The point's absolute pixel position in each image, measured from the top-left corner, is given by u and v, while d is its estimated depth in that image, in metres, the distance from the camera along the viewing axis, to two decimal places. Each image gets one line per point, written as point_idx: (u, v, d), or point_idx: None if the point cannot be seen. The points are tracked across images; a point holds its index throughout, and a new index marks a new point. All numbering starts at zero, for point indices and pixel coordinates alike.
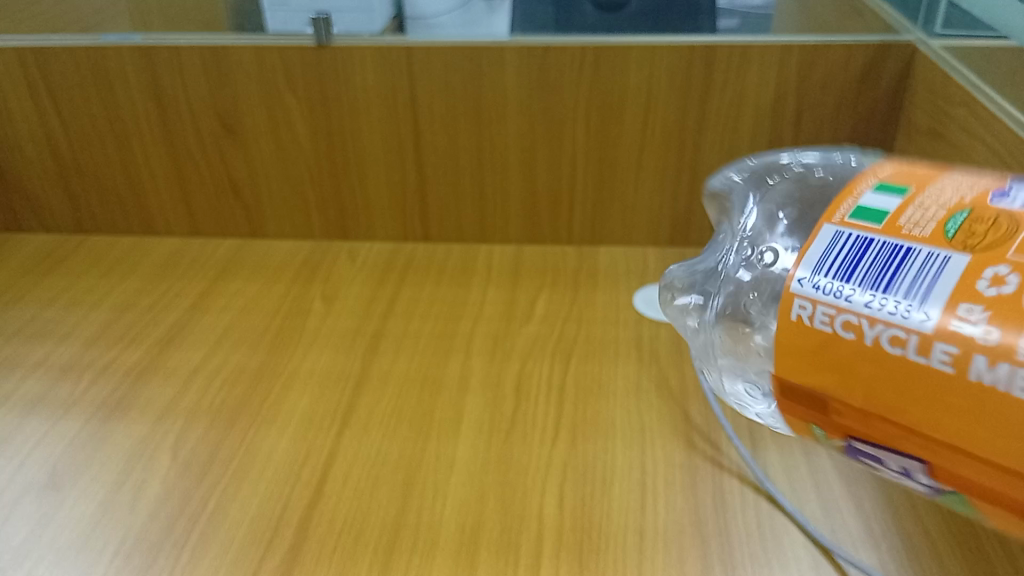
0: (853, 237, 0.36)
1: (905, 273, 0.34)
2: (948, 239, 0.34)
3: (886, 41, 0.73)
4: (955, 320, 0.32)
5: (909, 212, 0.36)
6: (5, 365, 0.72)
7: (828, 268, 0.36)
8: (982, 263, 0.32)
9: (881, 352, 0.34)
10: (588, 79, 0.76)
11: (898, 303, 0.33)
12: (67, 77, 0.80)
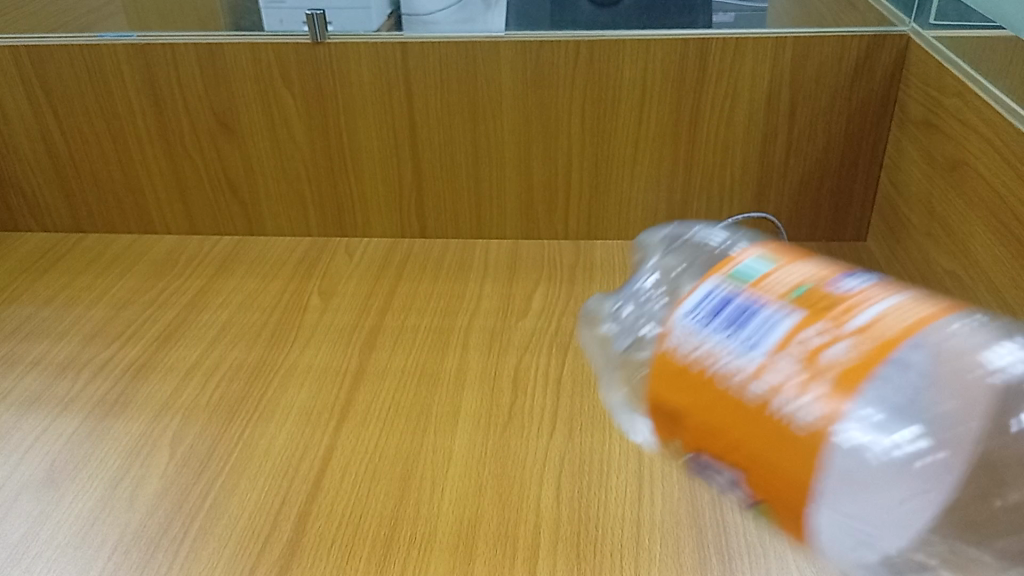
0: (718, 292, 0.37)
1: (755, 323, 0.35)
2: (789, 304, 0.35)
3: (880, 32, 0.74)
4: (777, 365, 0.33)
5: (774, 279, 0.37)
6: (3, 364, 0.73)
7: (698, 311, 0.37)
8: (808, 323, 0.34)
9: (717, 390, 0.35)
10: (582, 73, 0.76)
11: (731, 349, 0.35)
12: (64, 76, 0.80)
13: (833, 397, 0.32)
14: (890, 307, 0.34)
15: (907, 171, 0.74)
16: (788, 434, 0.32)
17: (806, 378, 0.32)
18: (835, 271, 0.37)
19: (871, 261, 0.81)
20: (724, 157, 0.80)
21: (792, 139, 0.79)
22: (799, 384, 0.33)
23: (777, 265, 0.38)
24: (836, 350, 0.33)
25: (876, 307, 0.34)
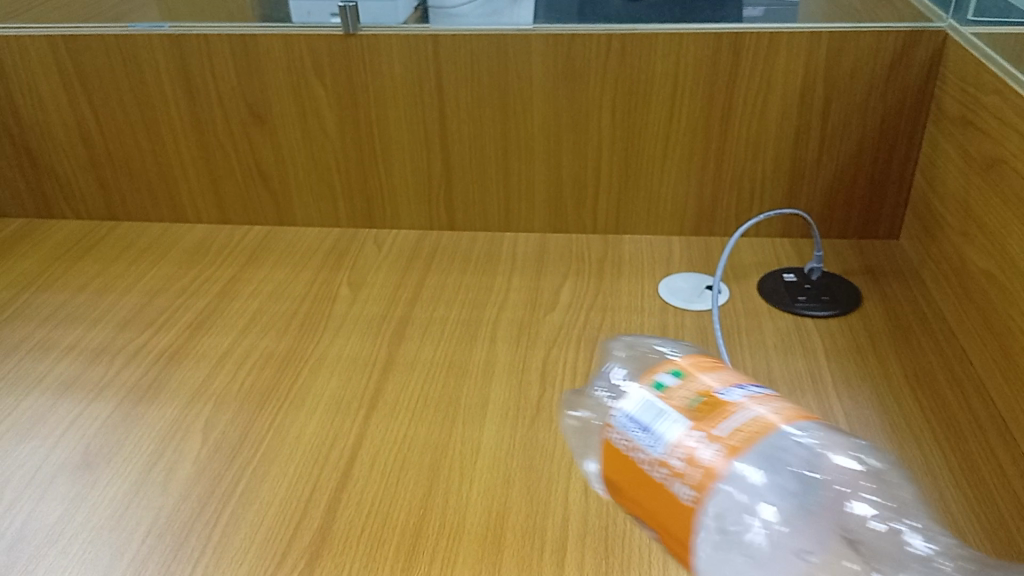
0: (639, 391, 0.41)
1: (663, 419, 0.39)
2: (689, 404, 0.39)
3: (916, 27, 0.73)
4: (670, 455, 0.37)
5: (683, 386, 0.40)
6: (39, 347, 0.74)
7: (627, 409, 0.40)
8: (697, 420, 0.38)
9: (633, 474, 0.39)
10: (614, 67, 0.76)
11: (641, 441, 0.39)
12: (100, 65, 0.81)
13: (704, 488, 0.36)
14: (763, 413, 0.38)
15: (942, 169, 0.73)
16: (681, 512, 0.36)
17: (687, 470, 0.36)
18: (733, 378, 0.41)
19: (904, 259, 0.80)
20: (756, 153, 0.79)
21: (826, 135, 0.78)
22: (687, 474, 0.36)
23: (689, 371, 0.41)
24: (718, 455, 0.36)
25: (757, 416, 0.38)
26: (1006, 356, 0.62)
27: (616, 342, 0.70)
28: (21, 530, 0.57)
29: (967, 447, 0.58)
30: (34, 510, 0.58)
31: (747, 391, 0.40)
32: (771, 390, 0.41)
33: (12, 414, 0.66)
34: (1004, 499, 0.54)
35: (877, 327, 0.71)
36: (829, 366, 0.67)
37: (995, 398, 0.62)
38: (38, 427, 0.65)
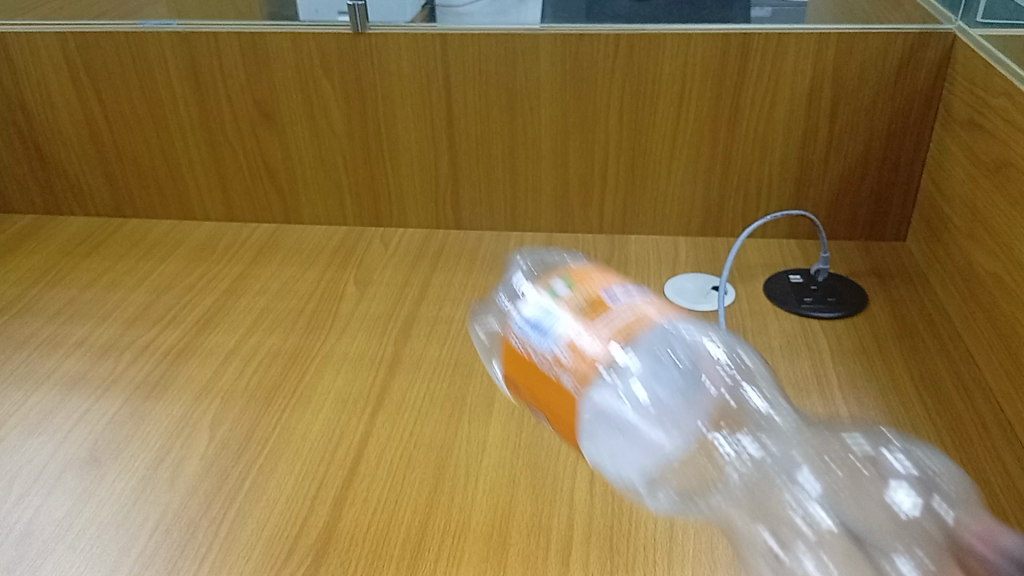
0: (536, 299, 0.45)
1: (553, 319, 0.43)
2: (577, 305, 0.43)
3: (925, 29, 0.73)
4: (556, 349, 0.42)
5: (574, 291, 0.44)
6: (48, 343, 0.74)
7: (527, 314, 0.45)
8: (580, 320, 0.42)
9: (527, 369, 0.44)
10: (622, 67, 0.76)
11: (535, 341, 0.43)
12: (110, 62, 0.82)
13: (585, 378, 0.40)
14: (638, 309, 0.42)
15: (949, 171, 0.73)
16: (562, 396, 0.41)
17: (571, 363, 0.41)
18: (620, 281, 0.45)
19: (911, 262, 0.80)
20: (763, 153, 0.80)
21: (833, 136, 0.78)
22: (569, 364, 0.41)
23: (581, 277, 0.46)
24: (597, 349, 0.41)
25: (633, 312, 0.42)
26: (1013, 358, 0.62)
27: (524, 261, 0.83)
28: (29, 525, 0.57)
29: (972, 450, 0.58)
30: (43, 505, 0.58)
31: (626, 291, 0.44)
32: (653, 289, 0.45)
33: (20, 409, 0.67)
34: (1010, 503, 0.54)
35: (883, 329, 0.71)
36: (835, 367, 0.67)
37: (1001, 401, 0.62)
38: (46, 422, 0.65)
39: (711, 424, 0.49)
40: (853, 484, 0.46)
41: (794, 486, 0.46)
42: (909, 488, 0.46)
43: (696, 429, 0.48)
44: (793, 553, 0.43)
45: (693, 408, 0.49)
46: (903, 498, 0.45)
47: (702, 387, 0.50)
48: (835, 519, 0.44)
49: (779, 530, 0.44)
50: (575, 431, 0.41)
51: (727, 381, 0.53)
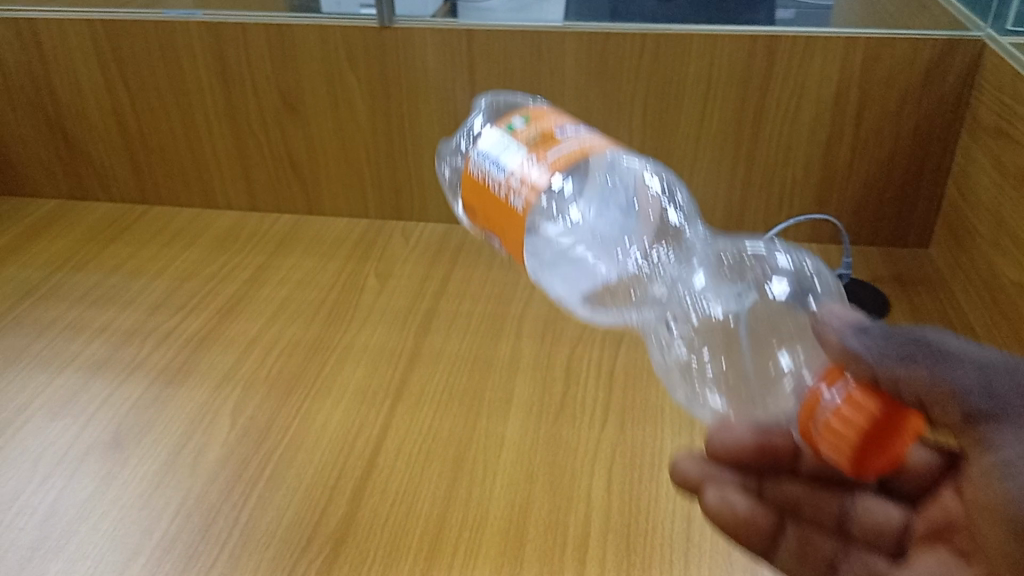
0: (496, 135, 0.52)
1: (510, 152, 0.50)
2: (531, 139, 0.50)
3: (954, 36, 0.72)
4: (511, 176, 0.49)
5: (527, 130, 0.51)
6: (72, 327, 0.75)
7: (488, 148, 0.51)
8: (533, 150, 0.49)
9: (485, 193, 0.51)
10: (648, 66, 0.76)
11: (492, 169, 0.51)
12: (137, 50, 0.82)
13: (531, 199, 0.47)
14: (582, 141, 0.49)
15: (975, 180, 0.73)
16: (516, 216, 0.48)
17: (520, 186, 0.48)
18: (570, 122, 0.52)
19: (933, 270, 0.80)
20: (787, 156, 0.79)
21: (858, 141, 0.78)
22: (522, 187, 0.48)
23: (535, 118, 0.52)
24: (543, 170, 0.48)
25: (578, 144, 0.49)
26: None
27: (486, 100, 0.79)
28: (53, 506, 0.58)
29: None
30: (67, 486, 0.59)
31: (570, 130, 0.50)
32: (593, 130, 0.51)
33: (45, 391, 0.68)
34: None
35: None
36: None
37: None
38: (70, 404, 0.66)
39: (634, 239, 0.60)
40: (740, 282, 0.57)
41: (690, 292, 0.56)
42: (786, 282, 0.58)
43: (619, 240, 0.60)
44: (697, 351, 0.55)
45: (621, 228, 0.61)
46: (777, 289, 0.56)
47: (630, 208, 0.61)
48: (730, 317, 0.55)
49: (678, 323, 0.56)
50: (519, 248, 0.49)
51: (653, 202, 0.64)
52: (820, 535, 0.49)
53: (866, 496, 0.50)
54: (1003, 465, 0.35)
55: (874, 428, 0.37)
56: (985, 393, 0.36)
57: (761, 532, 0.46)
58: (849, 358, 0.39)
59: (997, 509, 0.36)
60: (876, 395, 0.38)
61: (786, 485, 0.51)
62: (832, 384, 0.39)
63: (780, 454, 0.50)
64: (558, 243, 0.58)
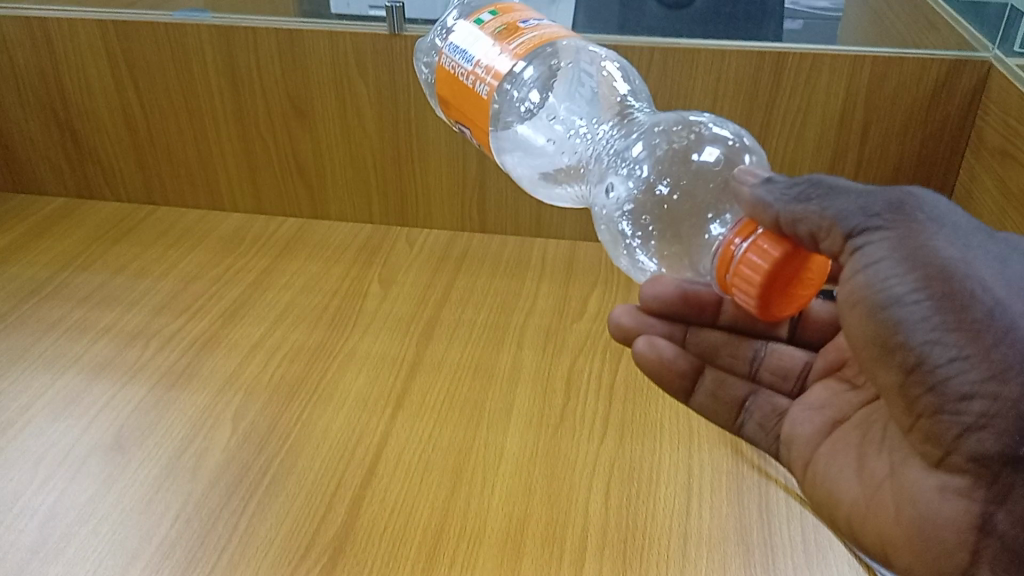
0: (465, 28, 0.57)
1: (476, 46, 0.55)
2: (495, 31, 0.55)
3: (961, 56, 0.72)
4: (477, 66, 0.54)
5: (494, 23, 0.55)
6: (76, 327, 0.75)
7: (457, 42, 0.57)
8: (498, 40, 0.54)
9: (457, 83, 0.56)
10: (656, 79, 0.76)
11: (462, 61, 0.56)
12: (148, 50, 0.82)
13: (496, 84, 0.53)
14: (542, 31, 0.54)
15: (979, 201, 0.73)
16: (481, 104, 0.54)
17: (487, 74, 0.54)
18: (533, 14, 0.57)
19: None
20: (791, 172, 0.80)
21: (862, 159, 0.78)
22: (487, 76, 0.54)
23: (502, 11, 0.56)
24: (507, 57, 0.53)
25: (538, 34, 0.54)
26: None
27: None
28: (53, 508, 0.58)
29: None
30: (67, 489, 0.59)
31: (531, 22, 0.55)
32: (553, 21, 0.56)
33: (48, 392, 0.68)
34: None
35: None
36: None
37: None
38: (72, 405, 0.67)
39: (589, 122, 0.65)
40: (675, 146, 0.56)
41: (627, 162, 0.58)
42: (724, 145, 0.57)
43: (579, 126, 0.65)
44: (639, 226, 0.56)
45: (581, 113, 0.65)
46: (711, 151, 0.56)
47: (595, 98, 0.66)
48: (668, 186, 0.55)
49: (616, 190, 0.57)
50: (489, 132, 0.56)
51: (613, 89, 0.68)
52: (737, 379, 0.59)
53: (775, 343, 0.60)
54: (868, 266, 0.42)
55: (779, 275, 0.43)
56: (862, 214, 0.42)
57: (685, 376, 0.56)
58: (759, 207, 0.45)
59: (859, 301, 0.43)
60: (780, 240, 0.44)
61: (706, 333, 0.59)
62: (744, 237, 0.45)
63: (704, 309, 0.57)
64: (521, 130, 0.64)
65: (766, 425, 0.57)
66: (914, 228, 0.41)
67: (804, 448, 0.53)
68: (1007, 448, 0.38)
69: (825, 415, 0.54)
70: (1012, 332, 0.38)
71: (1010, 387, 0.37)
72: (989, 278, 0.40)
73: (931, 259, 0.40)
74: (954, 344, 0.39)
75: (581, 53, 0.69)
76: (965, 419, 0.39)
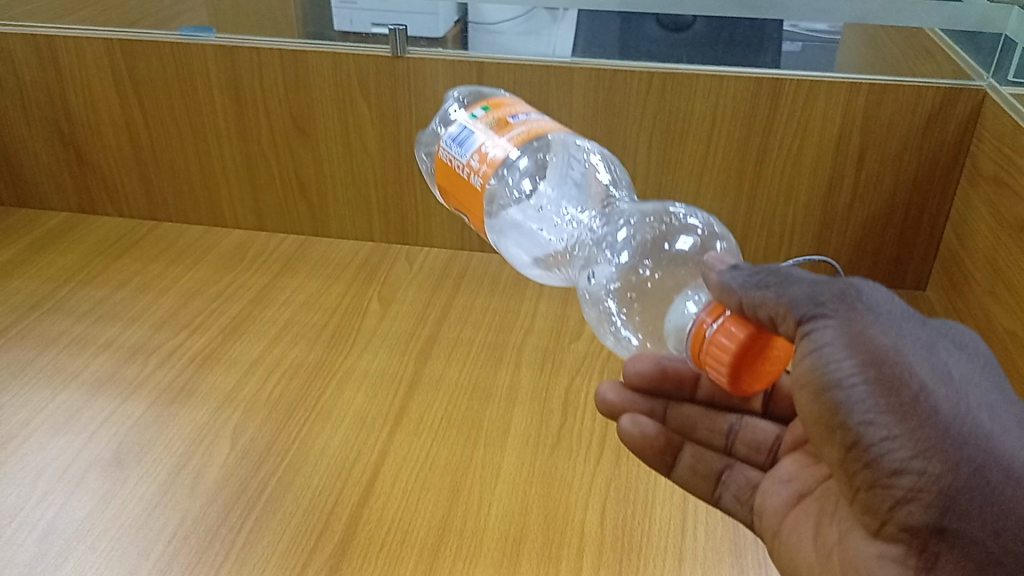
0: (459, 122, 0.59)
1: (470, 138, 0.57)
2: (487, 125, 0.57)
3: (956, 84, 0.73)
4: (472, 158, 0.56)
5: (486, 117, 0.57)
6: (76, 342, 0.76)
7: (452, 136, 0.59)
8: (489, 134, 0.56)
9: (452, 174, 0.58)
10: (654, 103, 0.77)
11: (457, 153, 0.58)
12: (153, 70, 0.83)
13: (489, 174, 0.55)
14: (531, 125, 0.56)
15: (973, 227, 0.74)
16: (478, 194, 0.56)
17: (479, 166, 0.56)
18: (524, 107, 0.59)
19: (929, 312, 0.82)
20: (788, 196, 0.81)
21: (859, 183, 0.79)
22: (482, 168, 0.55)
23: (494, 106, 0.58)
24: (497, 151, 0.55)
25: (528, 127, 0.56)
26: None
27: (459, 90, 0.79)
28: (52, 523, 0.58)
29: None
30: (65, 504, 0.60)
31: (522, 116, 0.57)
32: (543, 115, 0.58)
33: (47, 407, 0.68)
34: None
35: None
36: None
37: None
38: (71, 421, 0.67)
39: (577, 208, 0.66)
40: (654, 235, 0.59)
41: (609, 247, 0.60)
42: (698, 234, 0.62)
43: (567, 214, 0.66)
44: (625, 307, 0.57)
45: (568, 198, 0.67)
46: (686, 240, 0.60)
47: (584, 186, 0.68)
48: (650, 267, 0.57)
49: (598, 274, 0.59)
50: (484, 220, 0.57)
51: (602, 186, 0.71)
52: (715, 452, 0.56)
53: (751, 416, 0.57)
54: (817, 350, 0.40)
55: (748, 351, 0.42)
56: (810, 302, 0.41)
57: (663, 449, 0.54)
58: (724, 290, 0.44)
59: (805, 382, 0.41)
60: (745, 321, 0.43)
61: (686, 407, 0.57)
62: (713, 316, 0.44)
63: (683, 382, 0.56)
64: (513, 214, 0.66)
65: (742, 498, 0.54)
66: (856, 314, 0.40)
67: (770, 520, 0.51)
68: (933, 519, 0.37)
69: (791, 488, 0.51)
70: (936, 413, 0.37)
71: (932, 464, 0.37)
72: (921, 365, 0.39)
73: (869, 344, 0.39)
74: (887, 424, 0.38)
75: (569, 144, 0.72)
76: (897, 492, 0.38)
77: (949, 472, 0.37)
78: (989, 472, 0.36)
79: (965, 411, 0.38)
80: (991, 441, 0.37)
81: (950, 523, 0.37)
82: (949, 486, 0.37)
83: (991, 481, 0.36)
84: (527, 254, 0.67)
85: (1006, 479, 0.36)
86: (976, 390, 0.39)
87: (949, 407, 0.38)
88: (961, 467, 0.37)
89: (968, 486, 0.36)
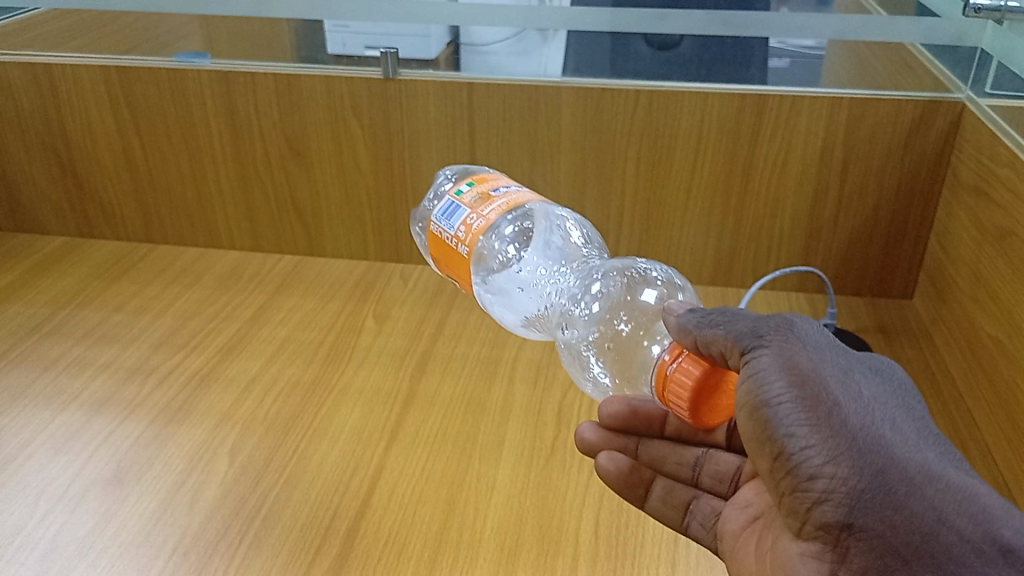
0: (447, 196, 0.60)
1: (456, 211, 0.59)
2: (471, 199, 0.58)
3: (936, 97, 0.75)
4: (458, 230, 0.58)
5: (471, 192, 0.59)
6: (75, 364, 0.77)
7: (441, 212, 0.60)
8: (473, 206, 0.58)
9: (442, 244, 0.59)
10: (641, 119, 0.79)
11: (446, 225, 0.59)
12: (149, 96, 0.85)
13: (474, 242, 0.57)
14: (512, 198, 0.58)
15: (956, 236, 0.76)
16: (464, 261, 0.58)
17: (465, 236, 0.57)
18: (506, 180, 0.61)
19: (916, 320, 0.83)
20: (775, 209, 0.82)
21: (843, 195, 0.81)
22: (468, 238, 0.57)
23: (478, 182, 0.60)
24: (481, 221, 0.57)
25: (508, 199, 0.58)
26: (1012, 424, 0.63)
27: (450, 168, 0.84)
28: (54, 541, 0.59)
29: None
30: (67, 522, 0.60)
31: (504, 190, 0.59)
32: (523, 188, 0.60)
33: (48, 427, 0.69)
34: None
35: None
36: None
37: (1000, 461, 0.65)
38: (71, 441, 0.68)
39: (556, 265, 0.67)
40: (620, 287, 0.62)
41: (585, 296, 0.61)
42: (661, 285, 0.65)
43: (541, 271, 0.66)
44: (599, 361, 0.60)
45: (550, 258, 0.68)
46: (650, 292, 0.62)
47: (564, 249, 0.70)
48: (625, 321, 0.58)
49: (571, 327, 0.60)
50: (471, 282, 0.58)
51: (576, 246, 0.73)
52: (682, 484, 0.57)
53: (715, 449, 0.58)
54: (753, 375, 0.41)
55: (706, 386, 0.44)
56: (752, 334, 0.42)
57: (636, 482, 0.56)
58: (681, 331, 0.46)
59: (740, 403, 0.42)
60: (700, 359, 0.45)
61: (656, 444, 0.59)
62: (671, 355, 0.45)
63: (651, 420, 0.58)
64: (500, 277, 0.66)
65: (708, 526, 0.55)
66: (789, 342, 0.42)
67: (728, 542, 0.51)
68: (843, 517, 0.38)
69: (748, 513, 0.51)
70: (845, 425, 0.39)
71: (842, 468, 0.38)
72: (838, 386, 0.40)
73: (796, 367, 0.40)
74: (806, 435, 0.39)
75: (551, 214, 0.75)
76: (812, 495, 0.38)
77: (856, 474, 0.38)
78: (887, 474, 0.38)
79: (872, 425, 0.39)
80: (889, 448, 0.39)
81: (856, 519, 0.37)
82: (856, 487, 0.37)
83: (888, 482, 0.37)
84: (513, 313, 0.67)
85: (902, 479, 0.37)
86: (881, 407, 0.41)
87: (857, 420, 0.39)
88: (866, 470, 0.38)
89: (871, 487, 0.37)
